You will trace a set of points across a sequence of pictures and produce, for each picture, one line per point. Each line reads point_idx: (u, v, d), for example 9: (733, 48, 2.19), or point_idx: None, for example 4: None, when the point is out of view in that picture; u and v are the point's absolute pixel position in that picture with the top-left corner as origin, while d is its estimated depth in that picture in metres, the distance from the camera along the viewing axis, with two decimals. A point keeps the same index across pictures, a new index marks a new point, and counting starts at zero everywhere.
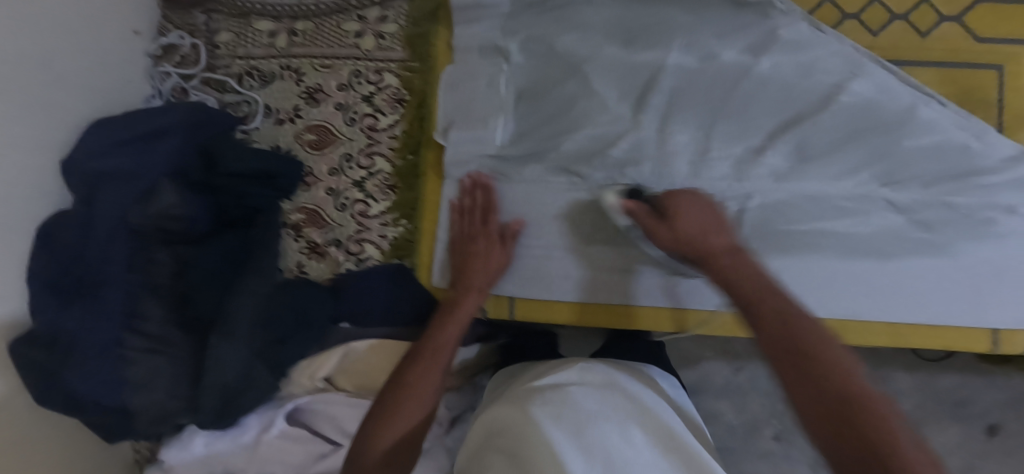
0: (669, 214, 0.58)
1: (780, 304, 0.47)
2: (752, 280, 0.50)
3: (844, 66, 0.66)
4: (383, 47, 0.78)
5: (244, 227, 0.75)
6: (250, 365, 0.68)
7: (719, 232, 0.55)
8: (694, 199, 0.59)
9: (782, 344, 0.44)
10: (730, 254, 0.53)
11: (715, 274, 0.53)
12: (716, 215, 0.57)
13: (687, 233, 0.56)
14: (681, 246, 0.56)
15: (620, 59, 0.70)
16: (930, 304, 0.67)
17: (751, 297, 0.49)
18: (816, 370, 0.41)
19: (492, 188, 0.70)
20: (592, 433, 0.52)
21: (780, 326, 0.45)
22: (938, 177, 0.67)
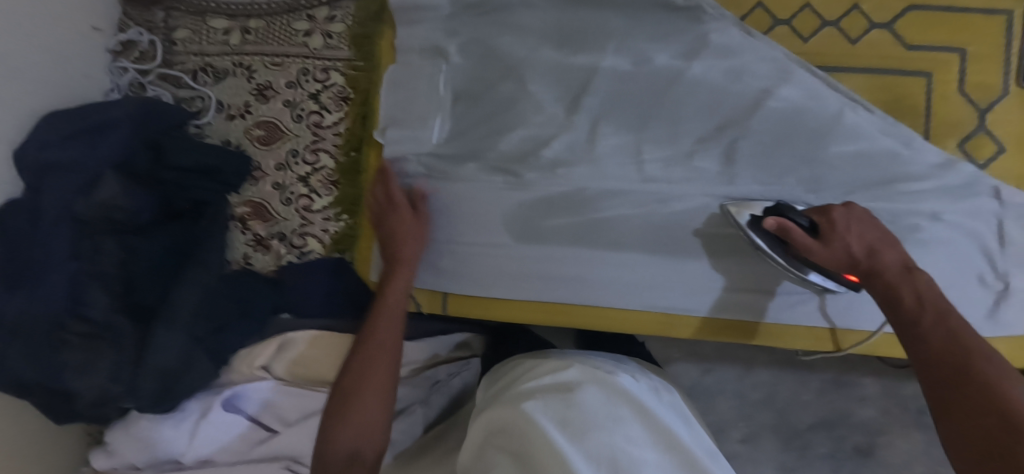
0: (833, 230, 0.57)
1: (937, 323, 0.49)
2: (927, 298, 0.52)
3: (772, 71, 0.67)
4: (331, 46, 0.80)
5: (191, 219, 0.80)
6: (190, 352, 0.70)
7: (888, 246, 0.56)
8: (850, 214, 0.58)
9: (950, 373, 0.47)
10: (905, 273, 0.54)
11: (885, 290, 0.54)
12: (876, 228, 0.58)
13: (860, 250, 0.55)
14: (847, 265, 0.56)
15: (556, 61, 0.71)
16: (852, 307, 0.70)
17: (919, 316, 0.51)
18: (982, 398, 0.44)
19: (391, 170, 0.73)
20: (602, 434, 0.52)
21: (947, 346, 0.48)
22: (865, 183, 0.67)
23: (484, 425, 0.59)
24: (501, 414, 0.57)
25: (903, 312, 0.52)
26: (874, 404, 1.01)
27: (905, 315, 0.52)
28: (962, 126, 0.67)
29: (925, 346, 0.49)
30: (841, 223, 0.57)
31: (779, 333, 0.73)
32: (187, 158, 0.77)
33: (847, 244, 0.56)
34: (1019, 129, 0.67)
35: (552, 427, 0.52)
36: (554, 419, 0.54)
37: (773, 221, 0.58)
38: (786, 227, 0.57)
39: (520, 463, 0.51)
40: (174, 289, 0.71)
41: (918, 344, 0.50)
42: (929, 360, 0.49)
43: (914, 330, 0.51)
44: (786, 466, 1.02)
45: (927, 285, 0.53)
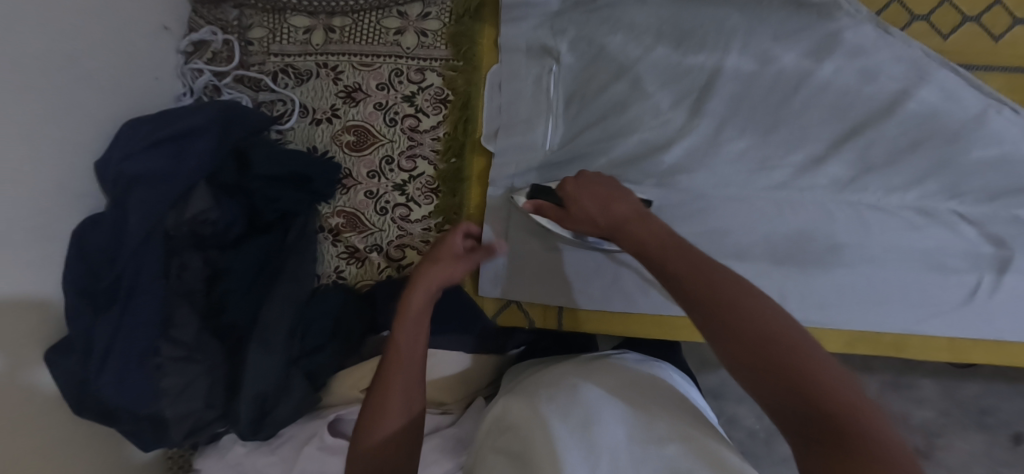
0: (569, 199, 0.55)
1: (679, 268, 0.44)
2: (659, 236, 0.47)
3: (907, 72, 0.63)
4: (426, 45, 0.75)
5: (281, 231, 0.73)
6: (287, 373, 0.67)
7: (621, 198, 0.53)
8: (581, 181, 0.55)
9: (701, 299, 0.41)
10: (636, 219, 0.50)
11: (629, 239, 0.49)
12: (616, 186, 0.54)
13: (595, 210, 0.53)
14: (592, 224, 0.54)
15: (672, 61, 0.67)
16: (996, 319, 0.65)
17: (663, 260, 0.45)
18: (732, 317, 0.39)
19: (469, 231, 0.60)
20: (601, 430, 0.47)
21: (697, 278, 0.42)
22: (1003, 190, 0.64)
23: (494, 422, 0.55)
24: (509, 408, 0.55)
25: (647, 259, 0.47)
26: (934, 405, 0.94)
27: (652, 262, 0.46)
28: None
29: (681, 285, 0.43)
30: (575, 188, 0.55)
31: (916, 344, 0.68)
32: (273, 166, 0.71)
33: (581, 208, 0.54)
34: None
35: (556, 424, 0.48)
36: (558, 417, 0.49)
37: (530, 204, 0.62)
38: (541, 207, 0.61)
39: (515, 463, 0.47)
40: (267, 306, 0.67)
41: (675, 284, 0.43)
42: (685, 296, 0.42)
43: (668, 277, 0.44)
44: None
45: (657, 226, 0.49)
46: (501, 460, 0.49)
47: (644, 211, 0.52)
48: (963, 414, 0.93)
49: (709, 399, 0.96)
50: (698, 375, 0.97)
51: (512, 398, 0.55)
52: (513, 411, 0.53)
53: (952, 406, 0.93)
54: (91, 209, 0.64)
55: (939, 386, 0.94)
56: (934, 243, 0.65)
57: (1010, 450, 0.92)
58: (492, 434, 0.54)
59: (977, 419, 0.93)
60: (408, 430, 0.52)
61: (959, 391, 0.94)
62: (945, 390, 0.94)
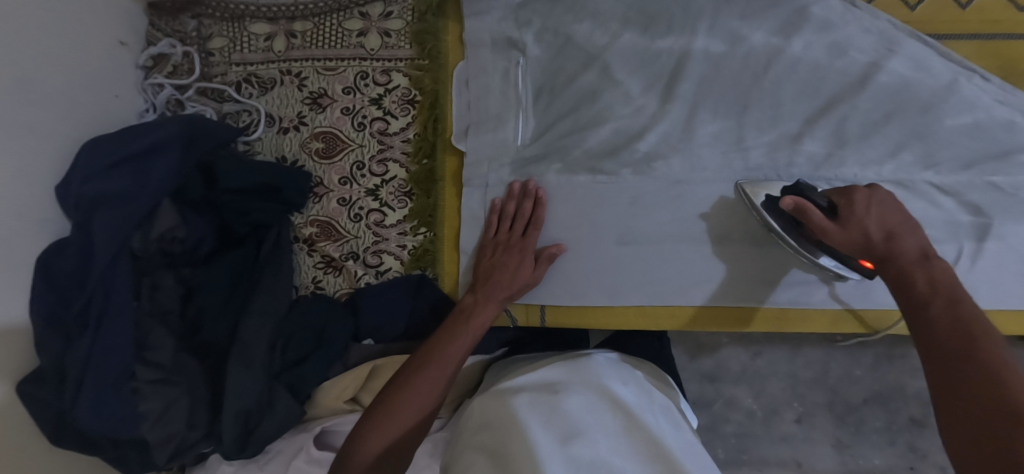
0: (850, 211, 0.53)
1: (948, 306, 0.44)
2: (947, 283, 0.46)
3: (877, 43, 0.64)
4: (389, 45, 0.74)
5: (254, 243, 0.73)
6: (270, 387, 0.66)
7: (909, 233, 0.51)
8: (873, 195, 0.53)
9: (964, 343, 0.41)
10: (921, 261, 0.48)
11: (894, 275, 0.49)
12: (902, 213, 0.52)
13: (878, 235, 0.51)
14: (861, 248, 0.52)
15: (640, 46, 0.67)
16: (979, 289, 0.64)
17: (928, 299, 0.45)
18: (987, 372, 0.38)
19: (543, 202, 0.66)
20: (587, 441, 0.46)
21: (960, 334, 0.41)
22: (979, 156, 0.64)
23: (472, 418, 0.54)
24: (486, 407, 0.54)
25: (908, 298, 0.47)
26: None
27: (917, 296, 0.46)
28: None
29: (933, 325, 0.43)
30: (866, 202, 0.53)
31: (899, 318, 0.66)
32: (243, 179, 0.69)
33: (865, 228, 0.51)
34: None
35: (538, 431, 0.47)
36: (540, 420, 0.49)
37: (791, 201, 0.54)
38: (801, 207, 0.54)
39: (495, 463, 0.45)
40: (245, 322, 0.66)
41: (929, 326, 0.43)
42: (935, 342, 0.42)
43: (925, 315, 0.44)
44: (844, 442, 0.94)
45: (943, 271, 0.47)
46: (480, 459, 0.47)
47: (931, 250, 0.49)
48: None
49: (705, 384, 0.96)
50: (693, 361, 0.97)
51: (493, 396, 0.55)
52: (490, 408, 0.52)
53: None
54: (54, 234, 0.62)
55: None
56: (915, 215, 0.64)
57: None
58: (470, 434, 0.53)
59: None
60: (415, 427, 0.58)
61: None
62: None
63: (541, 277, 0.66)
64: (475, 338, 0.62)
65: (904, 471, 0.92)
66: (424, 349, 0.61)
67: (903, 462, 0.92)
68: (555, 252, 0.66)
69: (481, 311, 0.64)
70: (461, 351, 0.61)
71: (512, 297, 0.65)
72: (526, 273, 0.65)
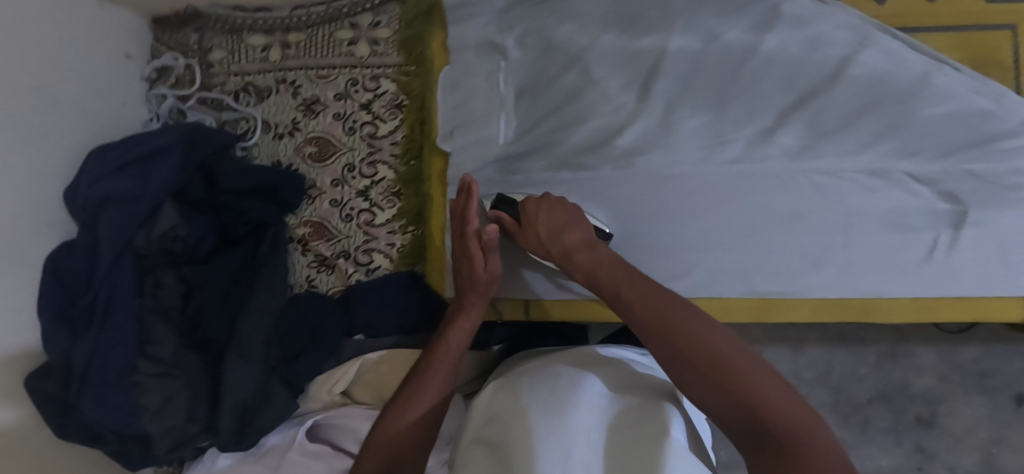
0: (527, 218, 0.64)
1: (628, 286, 0.54)
2: (608, 269, 0.57)
3: (851, 37, 0.65)
4: (379, 53, 0.77)
5: (252, 243, 0.75)
6: (265, 381, 0.68)
7: (575, 226, 0.62)
8: (541, 203, 0.64)
9: (649, 317, 0.51)
10: (589, 250, 0.60)
11: (583, 269, 0.59)
12: (568, 212, 0.62)
13: (548, 236, 0.62)
14: (545, 249, 0.63)
15: (618, 47, 0.69)
16: (960, 275, 0.64)
17: (615, 290, 0.55)
18: (671, 332, 0.48)
19: (473, 194, 0.64)
20: (576, 418, 0.48)
21: (645, 309, 0.51)
22: (957, 146, 0.64)
23: (480, 412, 0.56)
24: (498, 398, 0.55)
25: (602, 293, 0.57)
26: (933, 372, 0.94)
27: (607, 293, 0.56)
28: None
29: (631, 312, 0.52)
30: (534, 209, 0.63)
31: (883, 308, 0.66)
32: (240, 180, 0.72)
33: (536, 232, 0.63)
34: None
35: (538, 421, 0.48)
36: (541, 405, 0.50)
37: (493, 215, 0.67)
38: (501, 218, 0.66)
39: (497, 458, 0.48)
40: (243, 318, 0.69)
41: (626, 311, 0.53)
42: (637, 324, 0.51)
43: (620, 304, 0.54)
44: (849, 443, 0.94)
45: (603, 257, 0.59)
46: (483, 453, 0.50)
47: (594, 237, 0.61)
48: (962, 380, 0.93)
49: None
50: None
51: (499, 385, 0.57)
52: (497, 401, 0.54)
53: (951, 372, 0.93)
54: (63, 236, 0.66)
55: (937, 353, 0.94)
56: (894, 204, 0.65)
57: (1013, 412, 0.91)
58: (481, 426, 0.55)
59: (976, 383, 0.93)
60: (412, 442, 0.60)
61: (955, 356, 0.94)
62: (943, 356, 0.94)
63: (495, 265, 0.65)
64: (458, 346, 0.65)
65: (912, 471, 0.93)
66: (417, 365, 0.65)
67: (910, 463, 0.93)
68: (489, 237, 0.63)
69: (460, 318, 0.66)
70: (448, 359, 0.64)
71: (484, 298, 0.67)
72: (480, 272, 0.65)
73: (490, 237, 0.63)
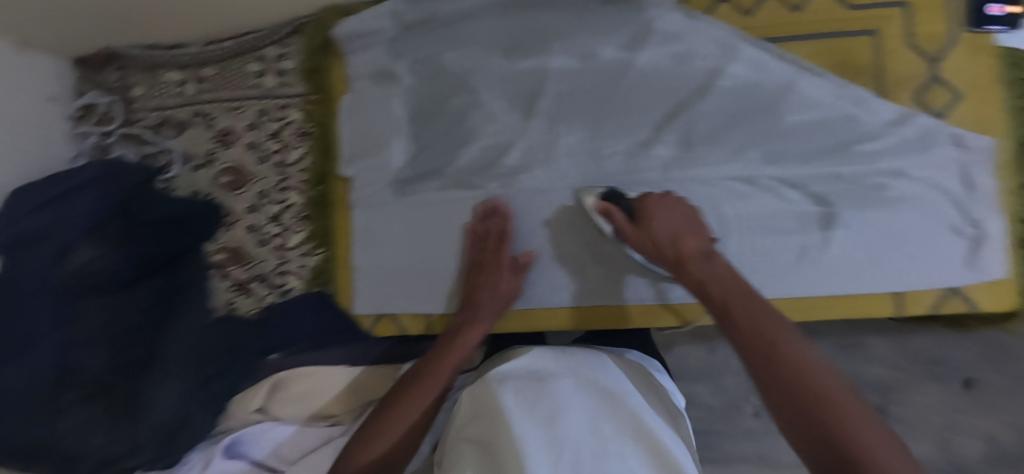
0: (644, 214, 0.64)
1: (740, 300, 0.52)
2: (715, 282, 0.56)
3: (718, 51, 0.69)
4: (285, 84, 0.81)
5: (170, 270, 0.79)
6: (185, 402, 0.69)
7: (690, 235, 0.61)
8: (662, 200, 0.64)
9: (752, 335, 0.48)
10: (702, 259, 0.59)
11: (693, 277, 0.57)
12: (683, 220, 0.63)
13: (664, 239, 0.62)
14: (653, 249, 0.63)
15: (504, 69, 0.73)
16: (832, 274, 0.67)
17: (725, 301, 0.53)
18: (777, 352, 0.46)
19: (508, 216, 0.71)
20: (567, 424, 0.50)
21: (750, 328, 0.49)
22: (823, 152, 0.67)
23: (468, 403, 0.57)
24: (477, 395, 0.56)
25: (711, 302, 0.54)
26: None
27: (717, 301, 0.54)
28: (913, 79, 0.67)
29: (736, 328, 0.50)
30: (654, 205, 0.64)
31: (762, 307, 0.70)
32: (156, 211, 0.77)
33: (652, 234, 0.62)
34: (974, 74, 0.66)
35: (522, 420, 0.49)
36: (524, 407, 0.51)
37: (599, 207, 0.67)
38: (611, 211, 0.66)
39: (484, 458, 0.49)
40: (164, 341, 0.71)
41: (730, 326, 0.51)
42: (738, 342, 0.49)
43: (725, 316, 0.52)
44: None
45: (709, 275, 0.56)
46: (473, 453, 0.51)
47: (709, 248, 0.60)
48: None
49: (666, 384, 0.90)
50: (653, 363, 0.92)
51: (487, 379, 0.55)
52: (479, 392, 0.55)
53: None
54: None
55: None
56: (765, 210, 0.68)
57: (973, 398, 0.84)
58: (462, 423, 0.56)
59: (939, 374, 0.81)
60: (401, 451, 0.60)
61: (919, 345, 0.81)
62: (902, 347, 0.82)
63: (519, 284, 0.71)
64: (464, 356, 0.65)
65: None
66: (421, 371, 0.64)
67: None
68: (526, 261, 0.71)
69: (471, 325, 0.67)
70: (450, 369, 0.63)
71: (498, 313, 0.69)
72: (503, 291, 0.69)
73: (526, 261, 0.71)
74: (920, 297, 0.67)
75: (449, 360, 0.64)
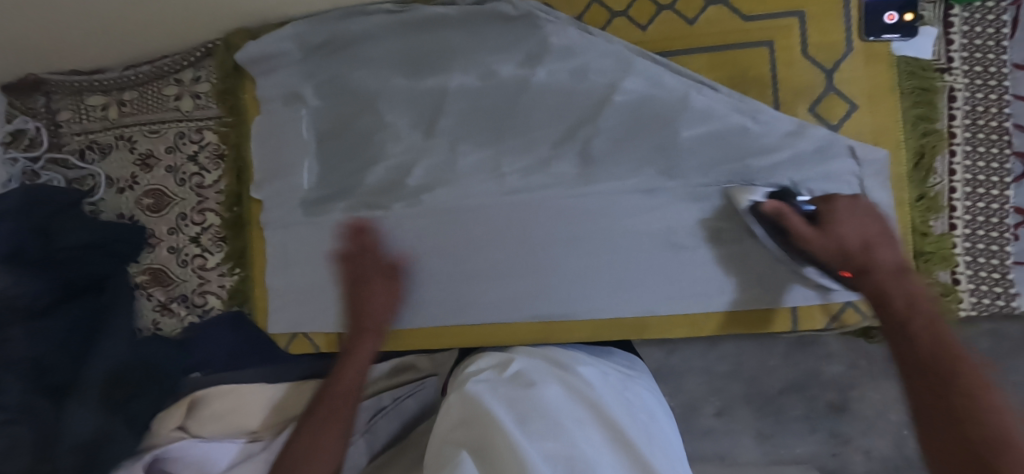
0: (834, 217, 0.60)
1: (927, 322, 0.51)
2: (914, 301, 0.53)
3: (615, 65, 0.67)
4: (201, 106, 0.82)
5: (94, 295, 0.79)
6: (106, 420, 0.69)
7: (882, 245, 0.58)
8: (854, 204, 0.61)
9: (944, 360, 0.47)
10: (895, 273, 0.56)
11: (873, 286, 0.56)
12: (878, 226, 0.59)
13: (856, 245, 0.58)
14: (840, 257, 0.59)
15: (407, 88, 0.73)
16: (722, 291, 0.68)
17: (908, 319, 0.52)
18: (962, 389, 0.44)
19: (380, 232, 0.73)
20: (565, 436, 0.50)
21: (948, 355, 0.47)
22: (720, 163, 0.66)
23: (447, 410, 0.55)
24: (467, 400, 0.54)
25: (886, 314, 0.53)
26: (842, 360, 0.86)
27: (894, 313, 0.53)
28: (809, 90, 0.66)
29: (917, 353, 0.49)
30: (847, 210, 0.60)
31: (654, 323, 0.71)
32: (79, 235, 0.78)
33: (843, 239, 0.58)
34: (869, 84, 0.65)
35: (520, 432, 0.49)
36: (517, 418, 0.52)
37: (775, 205, 0.60)
38: (789, 213, 0.60)
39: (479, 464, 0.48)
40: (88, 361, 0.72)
41: (908, 348, 0.50)
42: (925, 364, 0.48)
43: (935, 331, 0.50)
44: (765, 433, 0.90)
45: (919, 288, 0.55)
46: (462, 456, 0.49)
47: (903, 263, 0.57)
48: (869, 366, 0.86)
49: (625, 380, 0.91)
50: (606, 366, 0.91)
51: (471, 387, 0.55)
52: (466, 397, 0.54)
53: (860, 359, 0.86)
54: None
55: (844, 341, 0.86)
56: (663, 224, 0.68)
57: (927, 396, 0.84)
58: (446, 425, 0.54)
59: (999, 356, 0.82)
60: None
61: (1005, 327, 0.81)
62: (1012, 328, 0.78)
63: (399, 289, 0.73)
64: (359, 370, 0.69)
65: (827, 458, 0.89)
66: (324, 395, 0.66)
67: (826, 449, 0.89)
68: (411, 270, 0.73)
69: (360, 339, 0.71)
70: (351, 386, 0.67)
71: (382, 324, 0.72)
72: (378, 301, 0.71)
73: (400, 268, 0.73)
74: (812, 314, 0.69)
75: (345, 378, 0.67)
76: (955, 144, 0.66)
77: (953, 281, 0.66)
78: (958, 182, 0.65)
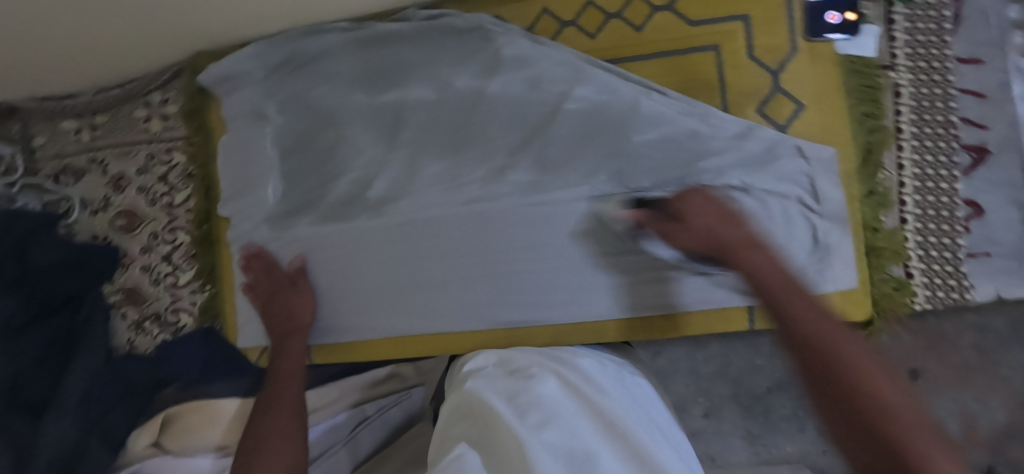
0: (686, 213, 0.59)
1: (795, 294, 0.46)
2: (773, 274, 0.49)
3: (567, 73, 0.68)
4: (169, 127, 0.85)
5: (70, 311, 0.79)
6: (82, 436, 0.71)
7: (737, 225, 0.56)
8: (708, 195, 0.60)
9: (808, 330, 0.42)
10: (749, 250, 0.53)
11: (744, 266, 0.52)
12: (729, 210, 0.57)
13: (709, 233, 0.57)
14: (704, 245, 0.57)
15: (367, 103, 0.74)
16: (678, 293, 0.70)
17: (775, 296, 0.47)
18: (827, 357, 0.39)
19: (251, 256, 0.77)
20: (566, 429, 0.46)
21: (809, 324, 0.42)
22: (666, 170, 0.66)
23: (450, 409, 0.52)
24: (469, 398, 0.51)
25: (759, 296, 0.49)
26: None
27: (765, 291, 0.48)
28: (756, 92, 0.67)
29: (789, 325, 0.44)
30: (704, 201, 0.59)
31: (616, 327, 0.72)
32: (56, 253, 0.78)
33: (700, 230, 0.57)
34: (816, 84, 0.66)
35: (520, 425, 0.46)
36: (517, 412, 0.48)
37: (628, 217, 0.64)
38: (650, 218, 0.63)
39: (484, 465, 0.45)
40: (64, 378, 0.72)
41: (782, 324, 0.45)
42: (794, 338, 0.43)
43: (800, 301, 0.45)
44: (754, 433, 0.89)
45: (768, 259, 0.52)
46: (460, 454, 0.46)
47: (758, 238, 0.55)
48: None
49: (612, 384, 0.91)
50: None
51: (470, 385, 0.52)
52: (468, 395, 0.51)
53: None
54: None
55: None
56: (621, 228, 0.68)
57: None
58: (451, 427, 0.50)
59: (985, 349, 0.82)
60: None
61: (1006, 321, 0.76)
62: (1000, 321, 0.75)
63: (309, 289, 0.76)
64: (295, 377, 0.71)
65: (817, 455, 0.87)
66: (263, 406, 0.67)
67: (816, 447, 0.87)
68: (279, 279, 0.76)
69: (290, 346, 0.74)
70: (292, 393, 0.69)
71: (301, 328, 0.76)
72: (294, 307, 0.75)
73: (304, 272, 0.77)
74: (769, 312, 0.69)
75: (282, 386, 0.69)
76: (902, 139, 0.67)
77: (906, 274, 0.67)
78: (907, 177, 0.67)
